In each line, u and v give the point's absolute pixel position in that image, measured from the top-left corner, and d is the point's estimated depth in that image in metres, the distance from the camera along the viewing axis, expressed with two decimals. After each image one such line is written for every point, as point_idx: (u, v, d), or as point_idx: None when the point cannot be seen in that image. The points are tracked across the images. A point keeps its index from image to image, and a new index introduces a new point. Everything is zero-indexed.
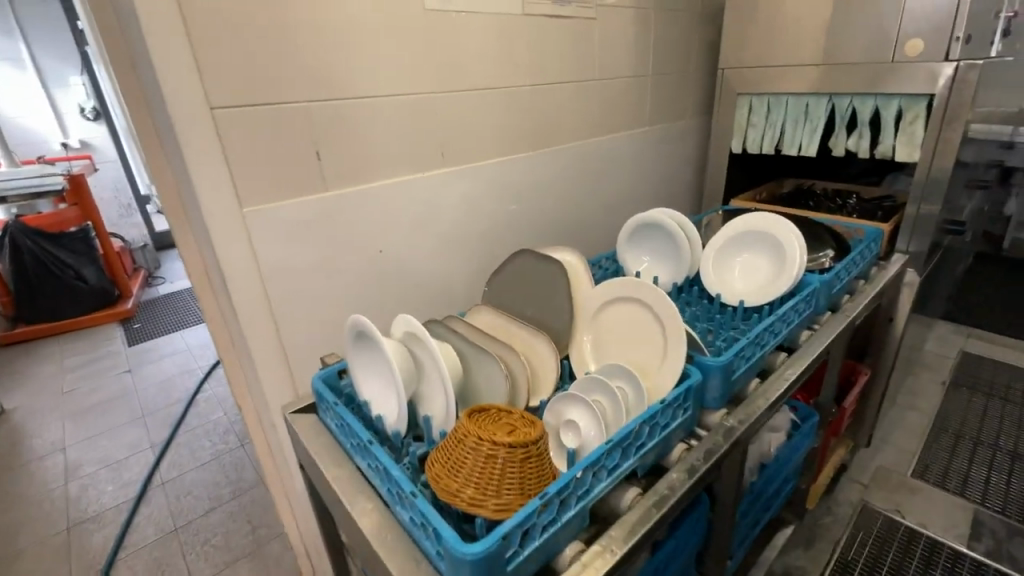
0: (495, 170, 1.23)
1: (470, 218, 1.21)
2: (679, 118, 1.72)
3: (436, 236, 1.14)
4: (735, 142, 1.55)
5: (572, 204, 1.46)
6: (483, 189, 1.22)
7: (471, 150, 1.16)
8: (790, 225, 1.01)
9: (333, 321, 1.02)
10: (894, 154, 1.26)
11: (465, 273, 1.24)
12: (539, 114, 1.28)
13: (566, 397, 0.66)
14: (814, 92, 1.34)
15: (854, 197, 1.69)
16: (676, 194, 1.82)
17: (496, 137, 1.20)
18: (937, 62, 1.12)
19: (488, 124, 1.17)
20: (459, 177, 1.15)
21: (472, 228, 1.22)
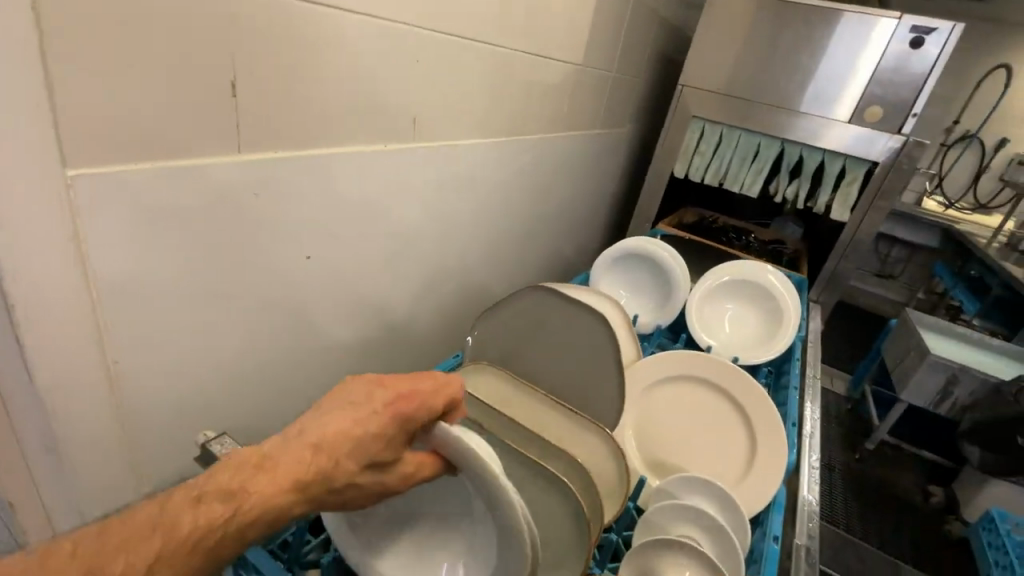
0: (460, 157, 0.92)
1: (423, 218, 0.88)
2: (619, 124, 1.60)
3: (381, 241, 0.80)
4: (679, 167, 1.47)
5: (520, 208, 1.22)
6: (446, 180, 0.90)
7: (441, 127, 0.84)
8: (779, 274, 0.95)
9: (223, 365, 0.62)
10: (827, 210, 1.32)
11: (403, 290, 0.91)
12: (516, 94, 1.02)
13: (672, 543, 0.48)
14: (767, 134, 1.34)
15: (753, 237, 1.71)
16: (601, 205, 1.71)
17: (470, 113, 0.90)
18: (888, 133, 1.20)
19: (466, 95, 0.87)
20: (421, 162, 0.82)
21: (423, 231, 0.90)
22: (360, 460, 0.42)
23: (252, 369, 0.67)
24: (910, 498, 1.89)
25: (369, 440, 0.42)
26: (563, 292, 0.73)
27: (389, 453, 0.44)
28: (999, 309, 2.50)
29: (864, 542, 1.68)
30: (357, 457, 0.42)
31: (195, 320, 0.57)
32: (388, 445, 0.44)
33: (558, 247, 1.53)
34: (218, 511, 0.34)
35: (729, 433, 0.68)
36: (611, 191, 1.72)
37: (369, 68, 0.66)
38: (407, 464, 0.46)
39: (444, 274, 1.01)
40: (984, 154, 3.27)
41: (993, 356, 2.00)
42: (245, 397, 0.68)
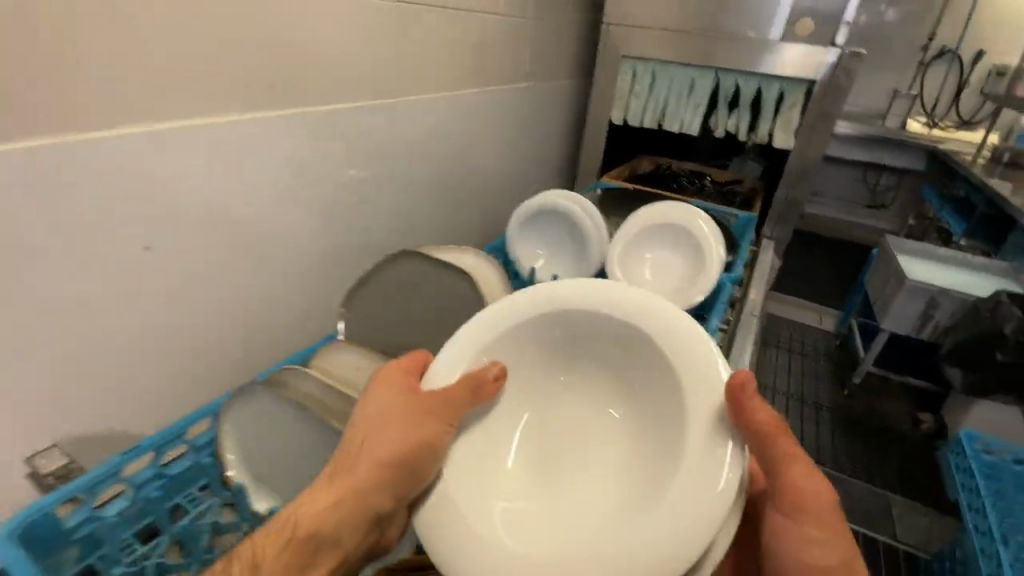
0: (344, 125, 0.86)
1: (304, 194, 0.83)
2: (554, 77, 1.52)
3: (253, 224, 0.75)
4: (616, 113, 1.39)
5: (440, 174, 1.16)
6: (327, 150, 0.84)
7: (308, 94, 0.78)
8: (706, 217, 0.89)
9: (62, 372, 0.58)
10: (769, 139, 1.24)
11: (299, 274, 0.86)
12: (407, 51, 0.95)
13: None
14: (699, 65, 1.25)
15: (708, 178, 1.62)
16: (545, 164, 1.64)
17: (346, 75, 0.84)
18: (822, 46, 1.12)
19: (337, 57, 0.81)
20: (287, 133, 0.76)
21: (309, 209, 0.85)
22: (385, 411, 0.58)
23: (109, 373, 0.62)
24: (900, 428, 1.85)
25: (381, 403, 0.60)
26: None
27: (399, 393, 0.60)
28: (985, 227, 2.41)
29: (851, 478, 1.64)
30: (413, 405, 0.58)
31: (3, 328, 0.52)
32: (396, 391, 0.61)
33: (498, 213, 1.47)
34: (319, 498, 0.54)
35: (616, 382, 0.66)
36: (555, 148, 1.65)
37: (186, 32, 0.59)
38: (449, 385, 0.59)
39: (351, 252, 0.96)
40: (963, 68, 3.15)
41: (977, 276, 1.93)
42: (108, 402, 0.63)
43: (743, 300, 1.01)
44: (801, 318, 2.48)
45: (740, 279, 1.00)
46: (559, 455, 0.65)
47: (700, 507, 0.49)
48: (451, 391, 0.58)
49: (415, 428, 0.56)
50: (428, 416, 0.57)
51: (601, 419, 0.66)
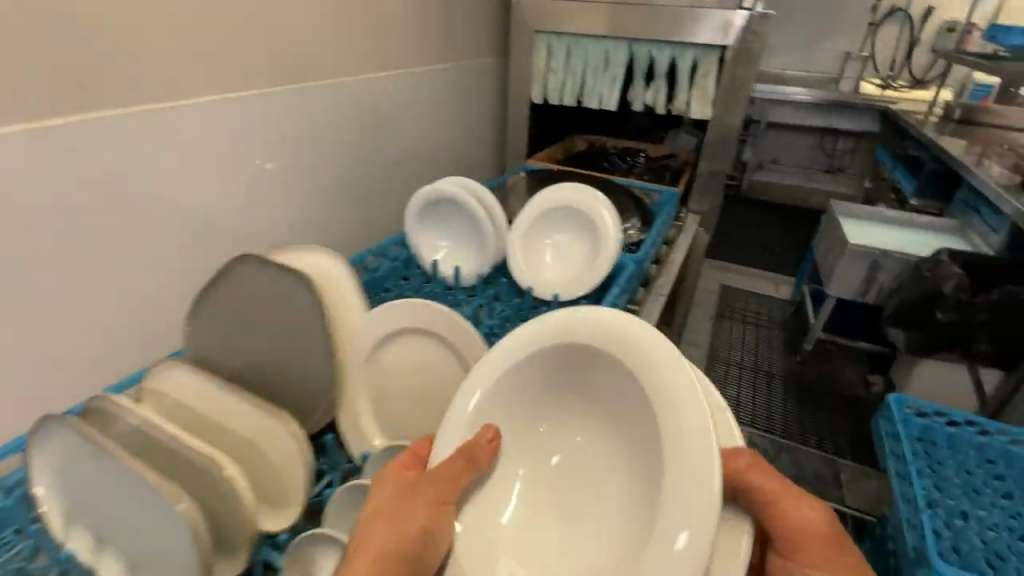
0: (209, 119, 0.80)
1: (166, 196, 0.75)
2: (480, 53, 1.42)
3: (101, 231, 0.68)
4: (536, 91, 1.34)
5: (345, 167, 1.09)
6: (190, 146, 0.78)
7: (154, 85, 0.71)
8: (606, 200, 0.87)
9: None
10: (687, 110, 1.20)
11: (171, 284, 0.79)
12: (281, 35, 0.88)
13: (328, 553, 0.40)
14: (613, 36, 1.20)
15: (643, 155, 1.57)
16: (482, 148, 1.54)
17: (205, 64, 0.77)
18: (729, 11, 1.09)
19: (188, 44, 0.74)
20: (134, 129, 0.70)
21: (175, 212, 0.77)
22: (394, 508, 0.49)
23: None
24: (854, 393, 1.86)
25: (386, 497, 0.50)
26: (273, 253, 0.61)
27: (410, 481, 0.51)
28: (935, 184, 2.41)
29: (802, 446, 1.65)
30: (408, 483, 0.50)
31: None
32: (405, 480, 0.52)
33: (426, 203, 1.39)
34: None
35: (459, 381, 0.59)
36: (494, 130, 1.54)
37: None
38: (453, 463, 0.51)
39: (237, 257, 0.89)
40: (914, 26, 3.14)
41: (924, 237, 1.93)
42: None
43: (653, 279, 1.04)
44: (758, 288, 2.48)
45: (648, 259, 1.02)
46: (573, 515, 0.54)
47: (696, 530, 0.41)
48: (456, 471, 0.51)
49: (422, 521, 0.47)
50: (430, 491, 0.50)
51: (591, 466, 0.56)
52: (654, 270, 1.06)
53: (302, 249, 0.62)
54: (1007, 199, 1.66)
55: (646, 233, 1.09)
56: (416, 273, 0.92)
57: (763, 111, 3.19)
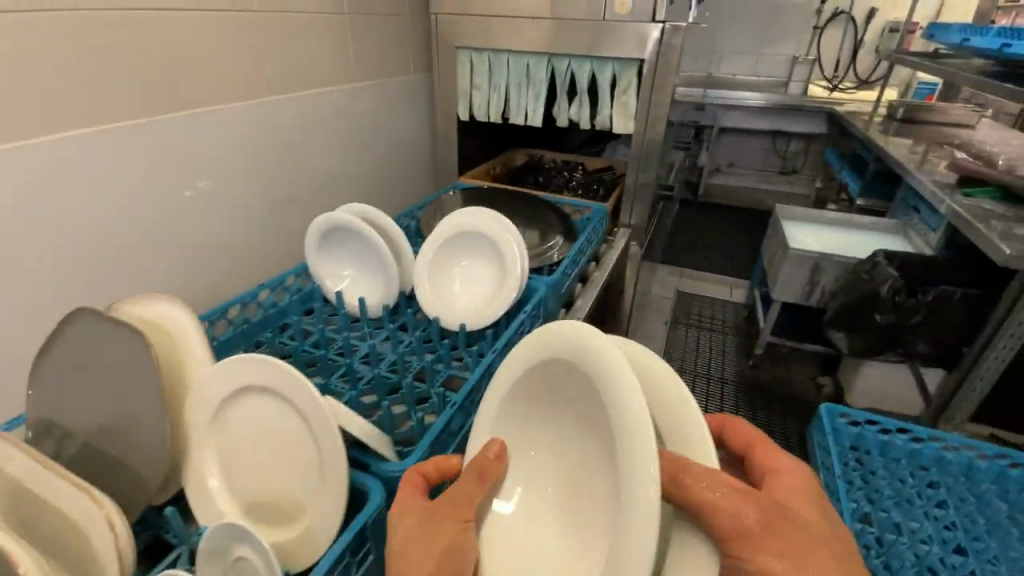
0: (88, 154, 0.73)
1: (34, 241, 0.69)
2: (412, 69, 1.37)
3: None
4: (461, 106, 1.32)
5: (258, 194, 1.02)
6: (64, 185, 0.71)
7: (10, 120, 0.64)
8: (512, 225, 0.85)
9: None
10: (611, 125, 1.20)
11: (42, 330, 0.73)
12: (175, 59, 0.81)
13: None
14: (532, 51, 1.18)
15: (580, 168, 1.54)
16: (418, 164, 1.48)
17: (76, 95, 0.70)
18: (644, 24, 1.06)
19: (54, 75, 0.68)
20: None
21: (46, 256, 0.71)
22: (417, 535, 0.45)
23: None
24: (805, 395, 1.87)
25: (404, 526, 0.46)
26: (115, 304, 0.56)
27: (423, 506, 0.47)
28: (879, 183, 2.46)
29: None
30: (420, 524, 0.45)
31: None
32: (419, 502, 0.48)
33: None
34: None
35: (296, 439, 0.48)
36: (428, 145, 1.49)
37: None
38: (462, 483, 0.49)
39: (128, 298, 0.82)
40: (858, 28, 3.20)
41: (866, 237, 1.95)
42: None
43: (573, 299, 1.04)
44: (713, 293, 2.48)
45: (569, 278, 1.00)
46: (577, 522, 0.53)
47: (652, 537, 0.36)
48: (469, 486, 0.49)
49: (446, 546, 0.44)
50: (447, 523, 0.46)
51: (578, 482, 0.54)
52: (576, 290, 1.05)
53: (150, 297, 0.57)
54: (944, 199, 1.68)
55: (569, 250, 1.07)
56: (321, 306, 0.88)
57: (715, 115, 3.22)
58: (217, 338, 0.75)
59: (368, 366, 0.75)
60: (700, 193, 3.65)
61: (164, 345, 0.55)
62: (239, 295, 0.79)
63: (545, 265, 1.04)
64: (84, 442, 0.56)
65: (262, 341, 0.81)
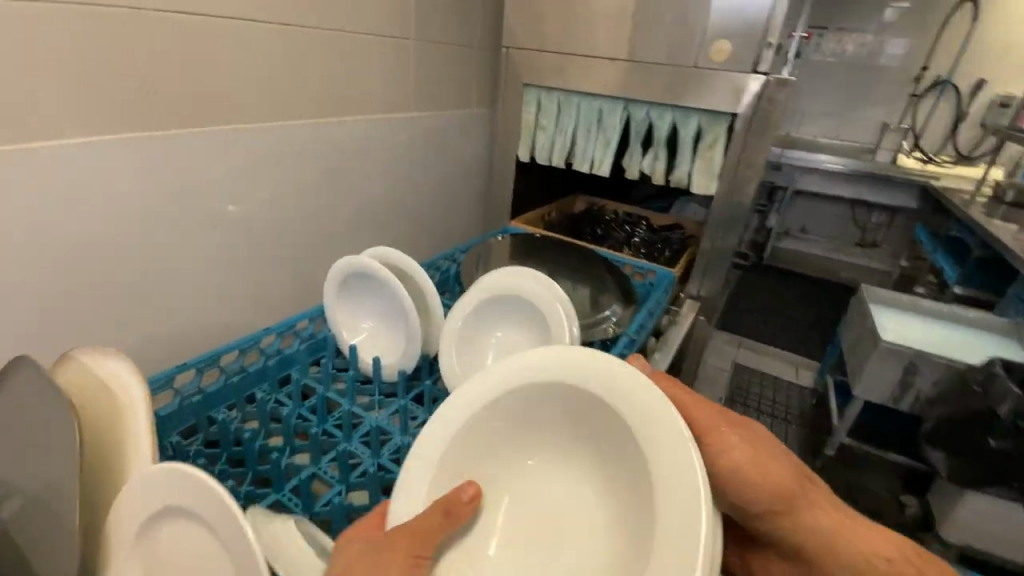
0: (114, 164, 0.64)
1: (32, 255, 0.60)
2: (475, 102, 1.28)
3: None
4: (522, 146, 1.21)
5: (293, 220, 0.92)
6: (79, 197, 0.62)
7: (31, 121, 0.56)
8: (563, 295, 0.71)
9: None
10: (689, 183, 1.05)
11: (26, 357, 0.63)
12: (226, 71, 0.74)
13: None
14: (608, 94, 1.07)
15: (645, 223, 1.39)
16: (468, 201, 1.37)
17: (111, 98, 0.63)
18: (743, 74, 0.92)
19: (85, 75, 0.60)
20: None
21: (45, 274, 0.61)
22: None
23: None
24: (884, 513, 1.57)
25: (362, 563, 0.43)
26: (67, 357, 0.47)
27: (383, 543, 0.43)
28: (981, 272, 2.15)
29: None
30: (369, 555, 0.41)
31: None
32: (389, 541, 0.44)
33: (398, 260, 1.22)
34: None
35: None
36: (481, 182, 1.38)
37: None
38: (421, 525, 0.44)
39: (131, 325, 0.72)
40: (962, 100, 2.93)
41: (966, 333, 1.69)
42: None
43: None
44: (776, 371, 2.22)
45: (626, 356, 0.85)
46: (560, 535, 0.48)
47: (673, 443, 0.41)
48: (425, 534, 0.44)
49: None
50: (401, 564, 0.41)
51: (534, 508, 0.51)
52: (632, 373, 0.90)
53: (120, 365, 0.47)
54: None
55: (629, 322, 0.93)
56: (332, 360, 0.77)
57: (791, 177, 3.01)
58: (199, 390, 0.63)
59: (366, 448, 0.62)
60: (765, 257, 3.39)
61: (109, 414, 0.46)
62: (233, 341, 0.67)
63: (597, 338, 0.89)
64: (11, 518, 0.44)
65: (257, 395, 0.70)
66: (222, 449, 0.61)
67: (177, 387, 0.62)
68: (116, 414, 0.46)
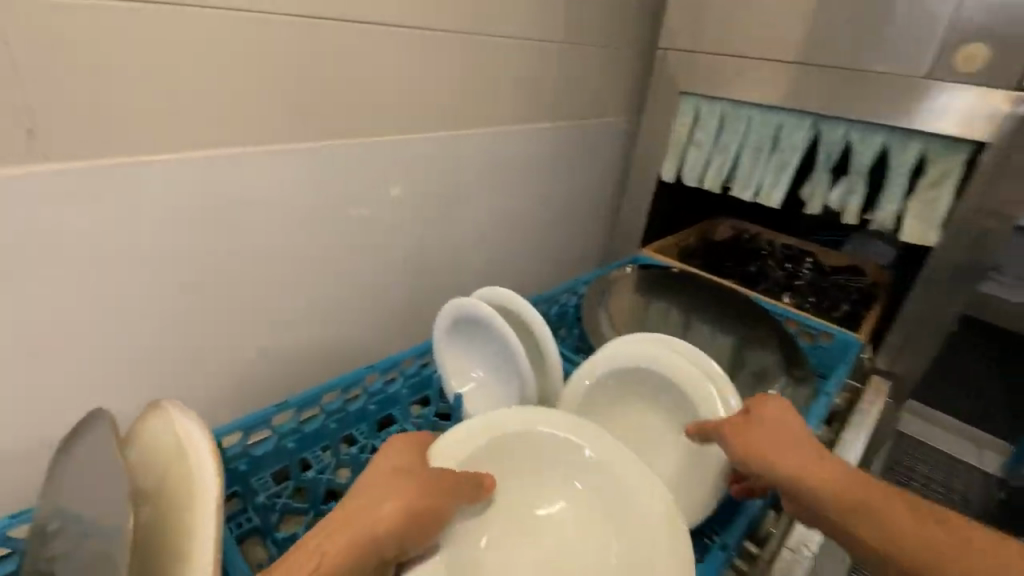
0: (244, 174, 0.62)
1: (162, 264, 0.59)
2: (618, 111, 1.14)
3: (62, 309, 0.53)
4: (667, 165, 1.04)
5: (414, 238, 0.86)
6: (202, 204, 0.59)
7: (171, 128, 0.55)
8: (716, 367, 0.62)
9: None
10: (896, 226, 0.83)
11: (151, 368, 0.62)
12: (361, 80, 0.69)
13: None
14: (792, 109, 0.87)
15: (809, 261, 1.14)
16: (596, 220, 1.23)
17: (248, 104, 0.60)
18: (998, 92, 0.71)
19: (225, 82, 0.57)
20: (134, 188, 0.54)
21: (170, 283, 0.60)
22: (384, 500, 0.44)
23: None
24: None
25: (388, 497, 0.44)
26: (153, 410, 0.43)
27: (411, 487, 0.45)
28: None
29: None
30: (410, 484, 0.45)
31: None
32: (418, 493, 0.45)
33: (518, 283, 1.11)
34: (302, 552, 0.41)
35: None
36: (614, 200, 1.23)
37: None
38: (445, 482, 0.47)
39: (247, 341, 0.70)
40: None
41: None
42: None
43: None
44: None
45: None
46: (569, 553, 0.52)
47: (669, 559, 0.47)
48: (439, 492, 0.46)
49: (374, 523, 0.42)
50: (432, 499, 0.45)
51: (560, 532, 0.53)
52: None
53: (202, 437, 0.41)
54: None
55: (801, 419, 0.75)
56: (436, 403, 0.68)
57: None
58: (296, 431, 0.57)
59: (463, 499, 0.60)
60: None
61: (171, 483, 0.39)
62: (334, 378, 0.60)
63: None
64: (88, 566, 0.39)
65: (354, 436, 0.63)
66: (310, 505, 0.55)
67: (272, 426, 0.56)
68: (186, 493, 0.39)
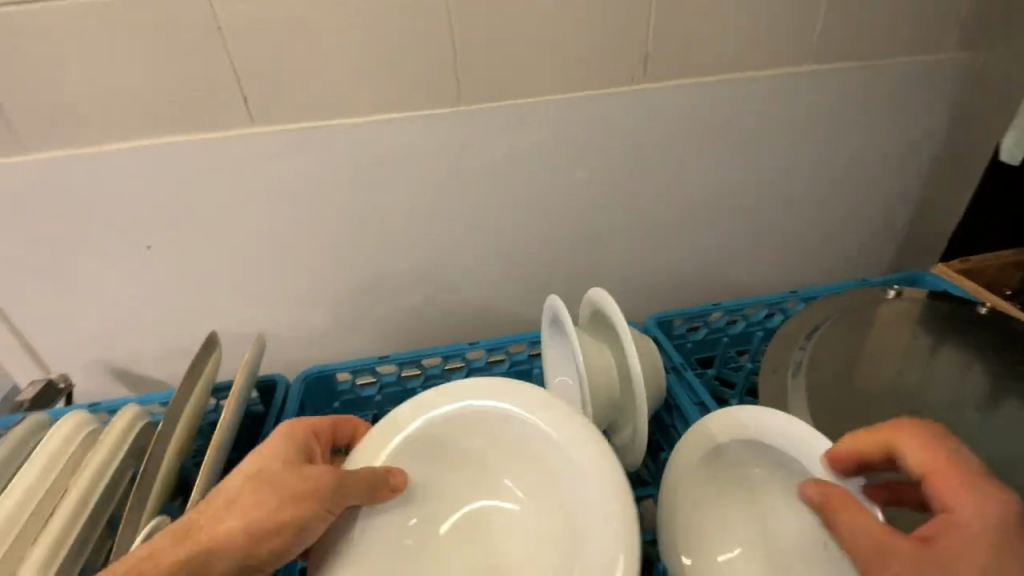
0: (413, 144, 0.62)
1: (341, 223, 0.65)
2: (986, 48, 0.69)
3: (271, 247, 0.66)
4: (1010, 134, 0.63)
5: (599, 221, 0.71)
6: (375, 169, 0.63)
7: (348, 98, 0.58)
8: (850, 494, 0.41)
9: (94, 340, 0.69)
10: None
11: (338, 310, 0.72)
12: (539, 28, 0.58)
13: None
14: None
15: None
16: (907, 216, 0.80)
17: (419, 71, 0.58)
18: None
19: (399, 50, 0.56)
20: (318, 152, 0.61)
21: (349, 241, 0.67)
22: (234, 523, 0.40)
23: (124, 350, 0.71)
24: None
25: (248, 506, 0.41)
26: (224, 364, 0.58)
27: (276, 497, 0.41)
28: None
29: None
30: (261, 500, 0.41)
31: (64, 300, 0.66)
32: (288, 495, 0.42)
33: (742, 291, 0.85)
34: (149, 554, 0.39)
35: None
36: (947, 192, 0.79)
37: (147, 40, 0.53)
38: (317, 478, 0.43)
39: (415, 305, 0.73)
40: None
41: None
42: (130, 372, 0.72)
43: None
44: None
45: None
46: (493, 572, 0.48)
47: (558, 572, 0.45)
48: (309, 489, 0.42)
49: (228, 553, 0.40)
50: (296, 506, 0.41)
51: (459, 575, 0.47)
52: None
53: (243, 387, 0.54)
54: None
55: None
56: None
57: None
58: (398, 385, 0.63)
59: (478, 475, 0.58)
60: None
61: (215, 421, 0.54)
62: (439, 348, 0.61)
63: None
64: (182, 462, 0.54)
65: None
66: None
67: (377, 374, 0.62)
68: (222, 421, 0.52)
